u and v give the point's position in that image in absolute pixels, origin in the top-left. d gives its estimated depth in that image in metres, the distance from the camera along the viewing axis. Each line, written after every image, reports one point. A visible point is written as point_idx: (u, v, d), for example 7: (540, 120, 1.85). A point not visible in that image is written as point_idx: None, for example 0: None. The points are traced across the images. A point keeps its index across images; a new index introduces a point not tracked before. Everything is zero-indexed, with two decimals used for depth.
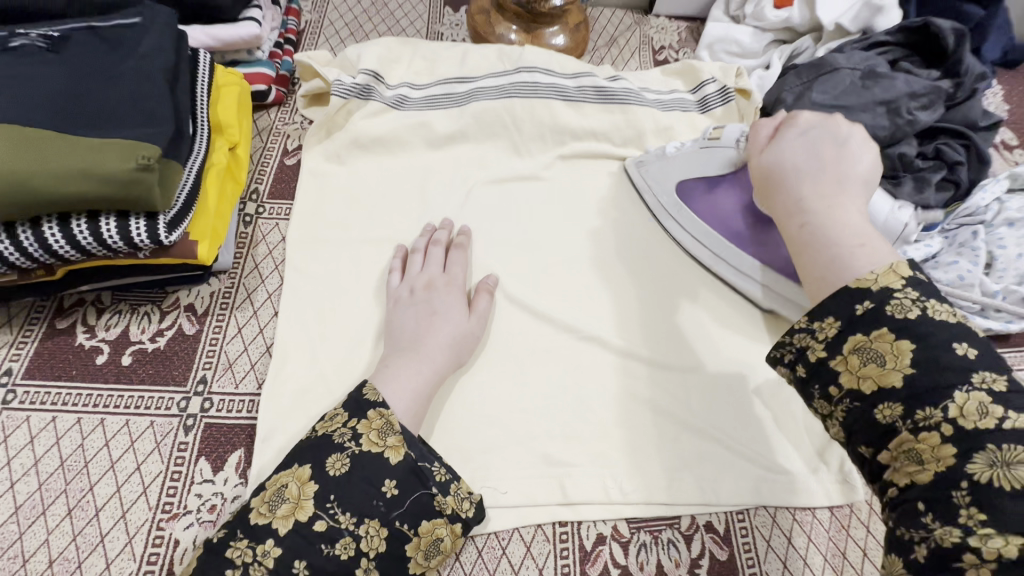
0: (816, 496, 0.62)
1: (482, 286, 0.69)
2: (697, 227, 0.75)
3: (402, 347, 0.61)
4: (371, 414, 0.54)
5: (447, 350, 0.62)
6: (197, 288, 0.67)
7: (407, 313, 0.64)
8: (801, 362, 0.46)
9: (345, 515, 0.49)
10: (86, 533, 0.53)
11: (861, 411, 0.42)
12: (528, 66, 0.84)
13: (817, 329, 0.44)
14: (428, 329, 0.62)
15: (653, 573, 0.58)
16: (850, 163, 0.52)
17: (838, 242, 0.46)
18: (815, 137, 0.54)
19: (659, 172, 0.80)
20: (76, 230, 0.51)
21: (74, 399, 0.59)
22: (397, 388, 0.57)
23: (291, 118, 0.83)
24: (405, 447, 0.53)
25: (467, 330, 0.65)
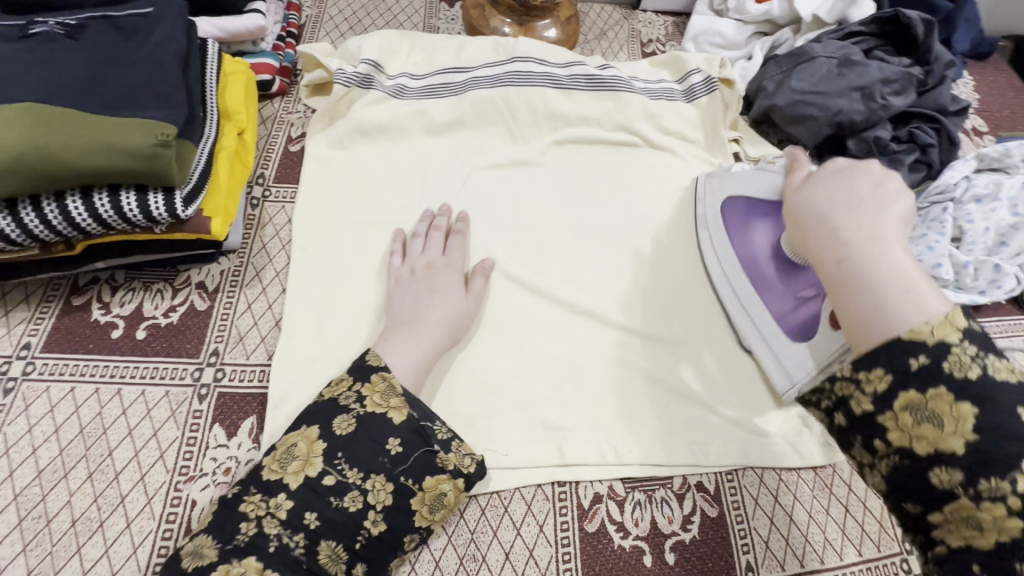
0: (800, 457, 0.66)
1: (479, 269, 0.71)
2: (722, 248, 0.75)
3: (401, 321, 0.64)
4: (376, 377, 0.56)
5: (447, 327, 0.64)
6: (208, 267, 0.70)
7: (408, 291, 0.67)
8: (842, 410, 0.45)
9: (352, 470, 0.52)
10: (106, 494, 0.55)
11: (910, 468, 0.40)
12: (522, 56, 0.88)
13: (864, 380, 0.43)
14: (429, 303, 0.65)
15: (648, 529, 0.61)
16: (889, 205, 0.50)
17: (883, 286, 0.45)
18: (850, 175, 0.54)
19: (714, 186, 0.80)
20: (98, 203, 0.53)
21: (93, 370, 0.61)
22: (398, 355, 0.59)
23: (294, 107, 0.86)
24: (407, 407, 0.55)
25: (464, 309, 0.67)
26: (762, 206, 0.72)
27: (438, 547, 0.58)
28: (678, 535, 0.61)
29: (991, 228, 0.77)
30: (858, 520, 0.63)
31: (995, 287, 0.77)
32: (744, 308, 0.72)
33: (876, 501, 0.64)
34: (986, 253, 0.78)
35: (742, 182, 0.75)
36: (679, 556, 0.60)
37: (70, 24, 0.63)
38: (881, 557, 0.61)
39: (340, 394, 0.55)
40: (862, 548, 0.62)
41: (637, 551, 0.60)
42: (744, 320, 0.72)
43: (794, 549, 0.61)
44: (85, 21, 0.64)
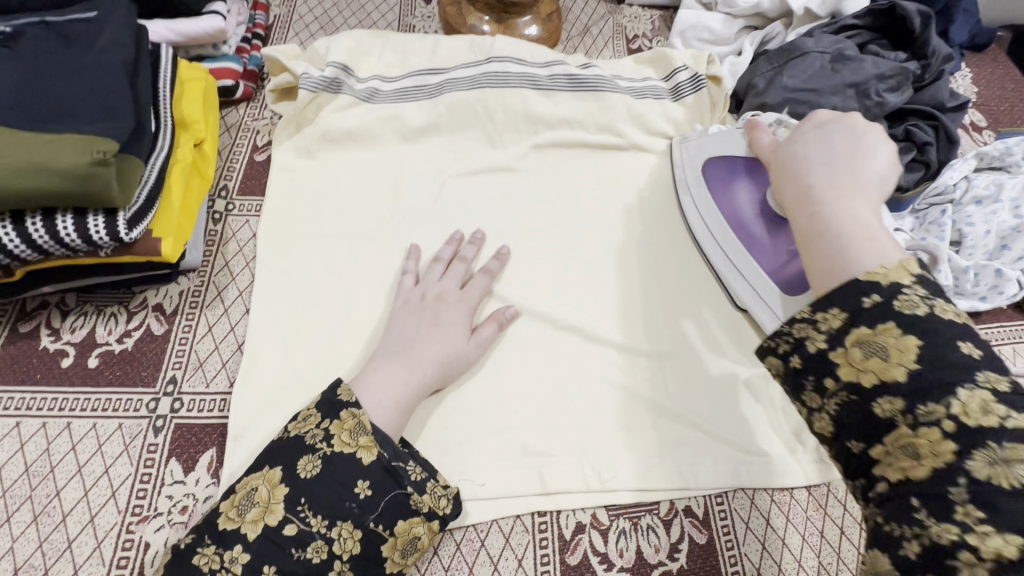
0: (792, 477, 0.63)
1: (496, 317, 0.66)
2: (708, 206, 0.75)
3: (391, 351, 0.60)
4: (343, 414, 0.53)
5: (439, 367, 0.60)
6: (166, 288, 0.66)
7: (407, 320, 0.63)
8: (798, 354, 0.43)
9: (316, 518, 0.48)
10: (52, 539, 0.52)
11: (858, 404, 0.40)
12: (499, 56, 0.84)
13: (821, 320, 0.42)
14: (424, 335, 0.62)
15: (633, 560, 0.58)
16: (865, 159, 0.51)
17: (848, 234, 0.45)
18: (830, 134, 0.54)
19: (687, 153, 0.80)
20: (32, 229, 0.49)
21: (40, 403, 0.58)
22: (378, 391, 0.56)
23: (260, 114, 0.81)
24: (377, 446, 0.52)
25: (463, 351, 0.63)
26: (744, 165, 0.74)
27: None
28: (665, 565, 0.58)
29: (992, 231, 0.74)
30: (855, 543, 0.60)
31: (996, 294, 0.74)
32: (736, 265, 0.71)
33: None
34: (988, 257, 0.75)
35: (720, 145, 0.75)
36: None
37: (6, 32, 0.59)
38: None
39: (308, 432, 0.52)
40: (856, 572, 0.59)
41: None
42: (734, 276, 0.71)
43: None
44: (23, 28, 0.59)
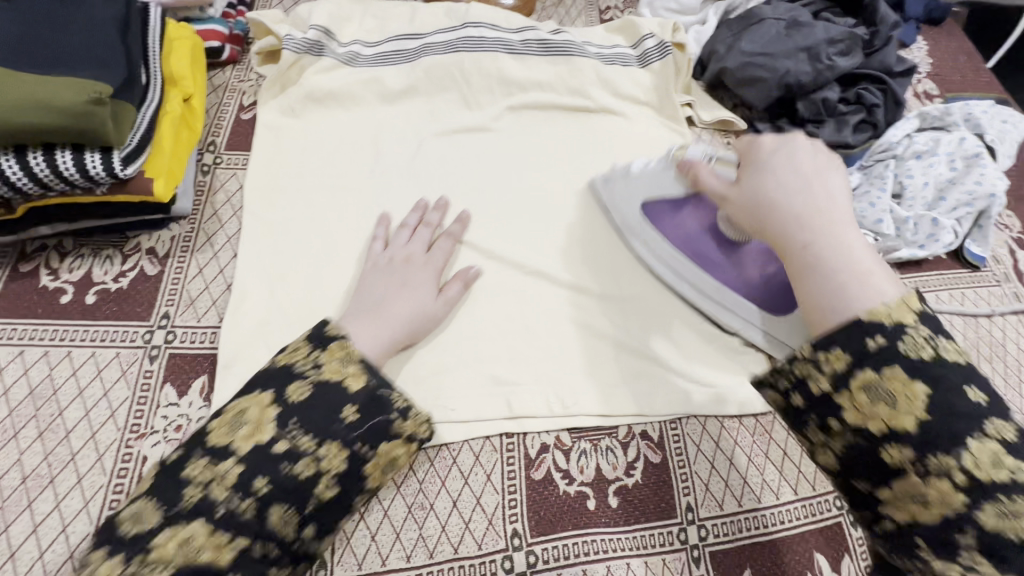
0: (741, 406, 0.67)
1: (460, 277, 0.70)
2: (663, 248, 0.74)
3: (364, 306, 0.62)
4: (334, 345, 0.55)
5: (411, 324, 0.63)
6: (158, 233, 0.70)
7: (379, 281, 0.66)
8: (798, 390, 0.46)
9: (305, 437, 0.49)
10: (57, 452, 0.56)
11: (865, 447, 0.42)
12: (474, 22, 0.88)
13: (823, 360, 0.44)
14: (399, 293, 0.65)
15: (593, 476, 0.63)
16: (824, 182, 0.52)
17: (842, 270, 0.46)
18: (791, 156, 0.54)
19: (613, 198, 0.79)
20: (32, 161, 0.54)
21: (42, 334, 0.62)
22: (365, 338, 0.58)
23: (246, 76, 0.85)
24: (365, 375, 0.54)
25: (431, 310, 0.66)
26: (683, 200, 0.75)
27: (386, 498, 0.59)
28: (622, 480, 0.63)
29: (930, 182, 0.80)
30: (795, 461, 0.65)
31: (933, 241, 0.79)
32: (714, 297, 0.72)
33: None
34: (927, 207, 0.81)
35: (657, 183, 0.76)
36: (622, 500, 0.62)
37: None
38: (814, 496, 0.63)
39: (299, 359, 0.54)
40: (798, 487, 0.64)
41: (581, 496, 0.61)
42: (719, 310, 0.72)
43: (733, 490, 0.63)
44: None
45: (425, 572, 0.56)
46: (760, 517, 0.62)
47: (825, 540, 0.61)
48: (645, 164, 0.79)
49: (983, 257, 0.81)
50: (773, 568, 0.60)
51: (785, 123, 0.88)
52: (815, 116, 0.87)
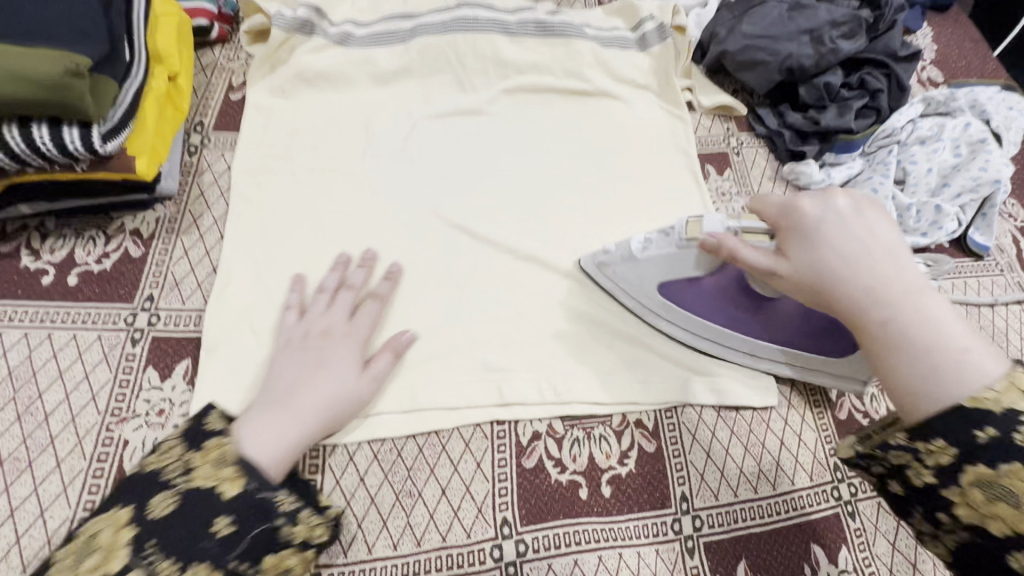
0: (739, 396, 0.66)
1: (389, 346, 0.62)
2: (696, 324, 0.67)
3: (268, 399, 0.54)
4: (210, 446, 0.49)
5: (326, 412, 0.55)
6: (143, 214, 0.68)
7: (291, 363, 0.57)
8: (896, 478, 0.41)
9: (166, 561, 0.41)
10: (35, 436, 0.55)
11: (986, 550, 0.36)
12: (469, 2, 0.86)
13: (923, 451, 0.38)
14: (311, 380, 0.56)
15: (585, 465, 0.61)
16: (885, 243, 0.46)
17: (933, 348, 0.40)
18: (843, 219, 0.48)
19: (619, 283, 0.69)
20: (7, 135, 0.52)
21: (21, 315, 0.61)
22: (262, 438, 0.51)
23: (235, 56, 0.83)
24: (243, 478, 0.47)
25: (355, 390, 0.58)
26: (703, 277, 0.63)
27: (373, 484, 0.58)
28: (615, 469, 0.61)
29: (933, 168, 0.79)
30: (793, 452, 0.64)
31: (936, 229, 0.77)
32: (767, 355, 0.67)
33: (812, 435, 0.65)
34: (930, 194, 0.79)
35: (668, 265, 0.64)
36: (615, 489, 0.60)
37: None
38: (812, 486, 0.62)
39: (170, 469, 0.47)
40: (794, 479, 0.63)
41: (573, 485, 0.60)
42: (773, 363, 0.67)
43: (728, 480, 0.62)
44: None
45: (412, 560, 0.55)
46: (756, 508, 0.61)
47: (822, 531, 0.60)
48: (645, 243, 0.65)
49: (987, 246, 0.79)
50: (768, 559, 0.59)
51: (786, 108, 0.87)
52: (817, 101, 0.85)
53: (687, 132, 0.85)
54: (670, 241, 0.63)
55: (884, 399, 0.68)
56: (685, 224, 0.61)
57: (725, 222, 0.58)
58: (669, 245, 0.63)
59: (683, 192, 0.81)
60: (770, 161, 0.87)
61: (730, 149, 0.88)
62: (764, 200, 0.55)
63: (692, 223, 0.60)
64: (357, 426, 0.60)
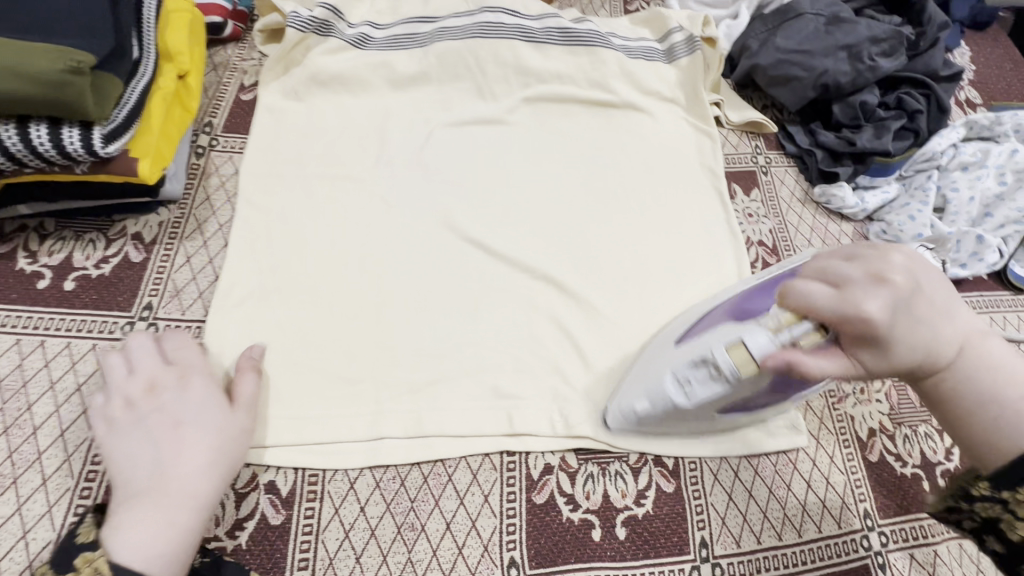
0: (764, 436, 0.62)
1: (244, 363, 0.56)
2: (751, 418, 0.58)
3: (131, 490, 0.46)
4: (76, 564, 0.42)
5: (211, 475, 0.48)
6: (146, 218, 0.66)
7: (138, 442, 0.49)
8: (993, 534, 0.42)
9: None
10: (22, 450, 0.52)
11: None
12: (492, 7, 0.83)
13: (1012, 502, 0.40)
14: (177, 452, 0.48)
15: (599, 502, 0.57)
16: (939, 308, 0.43)
17: (997, 401, 0.41)
18: (907, 309, 0.41)
19: (660, 425, 0.58)
20: (4, 134, 0.49)
21: (14, 321, 0.58)
22: (143, 535, 0.44)
23: (248, 54, 0.81)
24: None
25: (234, 427, 0.52)
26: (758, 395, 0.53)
27: (375, 515, 0.55)
28: (631, 509, 0.58)
29: (976, 197, 0.75)
30: (820, 495, 0.60)
31: (977, 261, 0.73)
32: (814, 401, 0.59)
33: (840, 477, 0.62)
34: (971, 224, 0.76)
35: (723, 402, 0.52)
36: (631, 532, 0.57)
37: None
38: (841, 534, 0.59)
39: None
40: (822, 525, 0.59)
41: (586, 525, 0.56)
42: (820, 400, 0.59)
43: (751, 525, 0.58)
44: None
45: None
46: (780, 556, 0.57)
47: None
48: (684, 386, 0.52)
49: None
50: None
51: (818, 127, 0.83)
52: (852, 121, 0.81)
53: (715, 150, 0.82)
54: (717, 379, 0.50)
55: (918, 441, 0.64)
56: (728, 355, 0.48)
57: (773, 337, 0.46)
58: (718, 382, 0.50)
59: (709, 213, 0.77)
60: (800, 182, 0.83)
61: (757, 167, 0.84)
62: (804, 293, 0.43)
63: (735, 348, 0.47)
64: (358, 452, 0.57)
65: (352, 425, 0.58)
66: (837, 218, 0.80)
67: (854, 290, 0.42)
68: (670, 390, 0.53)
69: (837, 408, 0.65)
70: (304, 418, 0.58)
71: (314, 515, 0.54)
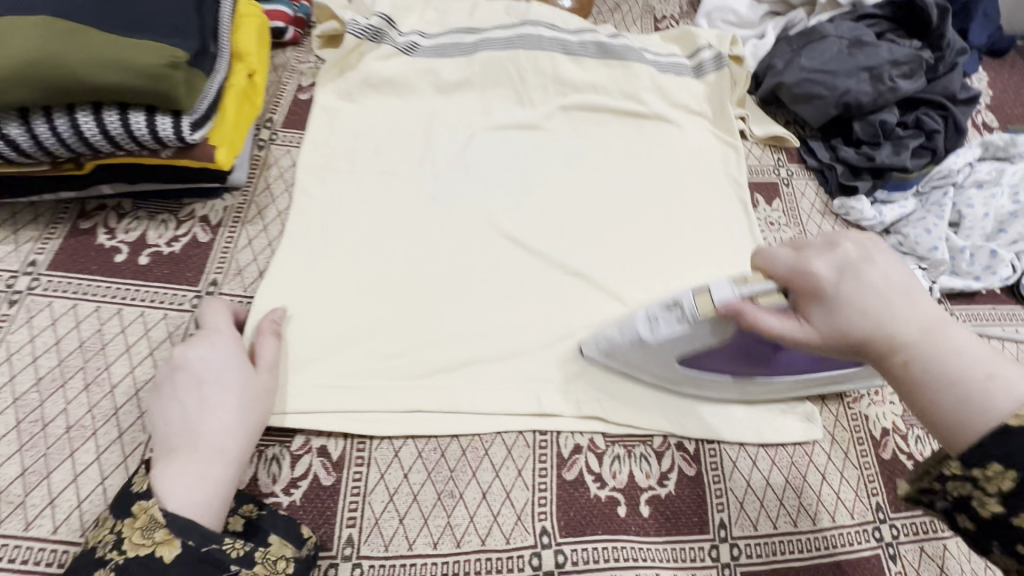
0: (781, 428, 0.65)
1: (267, 327, 0.61)
2: (719, 382, 0.63)
3: (168, 446, 0.51)
4: (134, 511, 0.46)
5: (238, 432, 0.53)
6: (212, 202, 0.71)
7: (168, 402, 0.53)
8: (964, 512, 0.39)
9: None
10: (101, 405, 0.57)
11: None
12: (533, 21, 0.89)
13: (982, 478, 0.37)
14: (205, 408, 0.53)
15: (625, 482, 0.61)
16: (893, 283, 0.44)
17: (960, 379, 0.40)
18: (857, 275, 0.44)
19: (629, 364, 0.64)
20: (108, 119, 0.55)
21: (95, 290, 0.63)
22: (185, 485, 0.48)
23: (306, 57, 0.87)
24: (180, 538, 0.45)
25: (257, 386, 0.57)
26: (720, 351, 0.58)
27: (417, 480, 0.59)
28: (654, 490, 0.61)
29: (990, 214, 0.79)
30: (834, 487, 0.64)
31: (990, 274, 0.77)
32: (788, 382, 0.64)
33: (853, 471, 0.65)
34: (985, 238, 0.79)
35: (683, 349, 0.58)
36: (654, 510, 0.60)
37: None
38: (854, 523, 0.62)
39: (100, 544, 0.46)
40: (835, 514, 0.62)
41: (612, 501, 0.60)
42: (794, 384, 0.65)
43: (768, 511, 0.61)
44: None
45: (452, 560, 0.55)
46: (796, 541, 0.60)
47: (862, 570, 0.59)
48: (652, 322, 0.58)
49: None
50: None
51: (839, 143, 0.87)
52: (871, 138, 0.85)
53: (739, 162, 0.86)
54: (682, 321, 0.55)
55: (929, 441, 0.67)
56: (693, 300, 0.53)
57: (735, 287, 0.51)
58: (683, 325, 0.55)
59: (731, 221, 0.81)
60: (820, 195, 0.87)
61: (780, 178, 0.88)
62: (768, 254, 0.50)
63: (702, 294, 0.53)
64: (401, 424, 0.61)
65: (394, 398, 0.62)
66: (854, 229, 0.84)
67: (807, 256, 0.47)
68: (641, 322, 0.59)
69: (851, 407, 0.69)
70: (344, 389, 0.62)
71: (361, 477, 0.58)
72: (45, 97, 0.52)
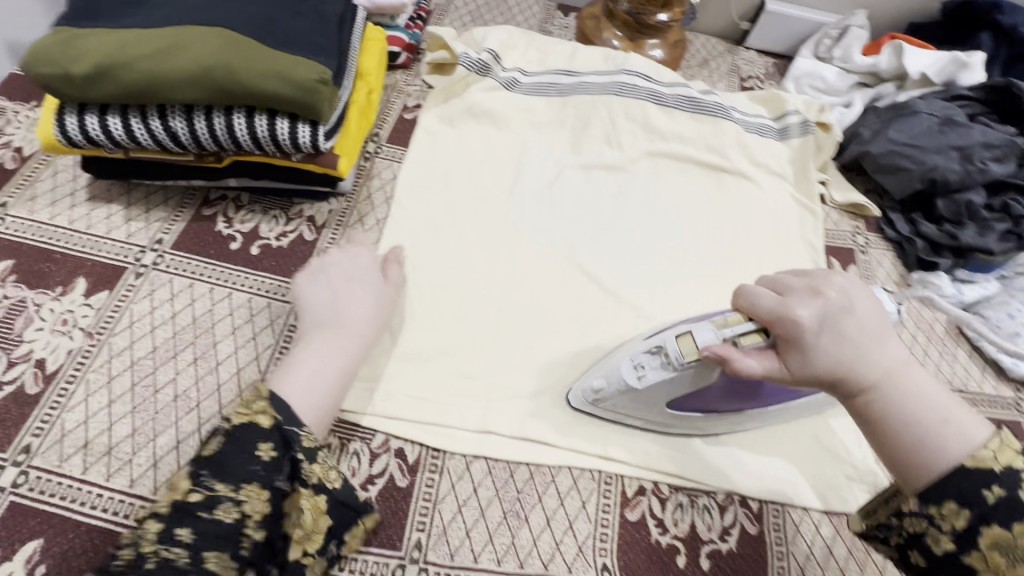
0: (848, 499, 0.64)
1: (392, 257, 0.69)
2: (703, 420, 0.64)
3: (317, 322, 0.60)
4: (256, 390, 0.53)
5: (372, 324, 0.62)
6: (320, 204, 0.77)
7: (321, 288, 0.63)
8: (917, 549, 0.45)
9: (220, 485, 0.47)
10: (206, 380, 0.61)
11: None
12: (629, 69, 0.93)
13: (937, 517, 0.43)
14: (350, 299, 0.62)
15: (686, 531, 0.61)
16: (867, 331, 0.48)
17: (920, 421, 0.45)
18: (836, 324, 0.47)
19: (615, 410, 0.64)
20: (258, 123, 0.61)
21: (209, 272, 0.68)
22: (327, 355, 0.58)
23: (414, 81, 0.94)
24: (276, 410, 0.51)
25: (387, 295, 0.66)
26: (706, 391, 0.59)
27: (486, 497, 0.61)
28: (715, 544, 0.61)
29: None
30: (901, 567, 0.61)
31: None
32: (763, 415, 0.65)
33: None
34: None
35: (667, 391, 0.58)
36: (714, 564, 0.60)
37: None
38: None
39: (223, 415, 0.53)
40: None
41: (672, 550, 0.60)
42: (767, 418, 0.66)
43: None
44: None
45: None
46: None
47: None
48: (638, 369, 0.58)
49: None
50: None
51: (920, 217, 0.88)
52: (952, 218, 0.85)
53: (817, 225, 0.87)
54: (668, 365, 0.56)
55: None
56: (677, 343, 0.54)
57: (716, 329, 0.52)
58: (670, 369, 0.56)
59: None
60: (896, 266, 0.87)
61: (857, 245, 0.89)
62: (751, 295, 0.50)
63: (684, 337, 0.54)
64: (472, 440, 0.63)
65: (465, 413, 0.64)
66: None
67: (789, 299, 0.48)
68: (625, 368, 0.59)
69: None
70: (423, 400, 0.65)
71: (434, 485, 0.61)
72: (211, 98, 0.58)
